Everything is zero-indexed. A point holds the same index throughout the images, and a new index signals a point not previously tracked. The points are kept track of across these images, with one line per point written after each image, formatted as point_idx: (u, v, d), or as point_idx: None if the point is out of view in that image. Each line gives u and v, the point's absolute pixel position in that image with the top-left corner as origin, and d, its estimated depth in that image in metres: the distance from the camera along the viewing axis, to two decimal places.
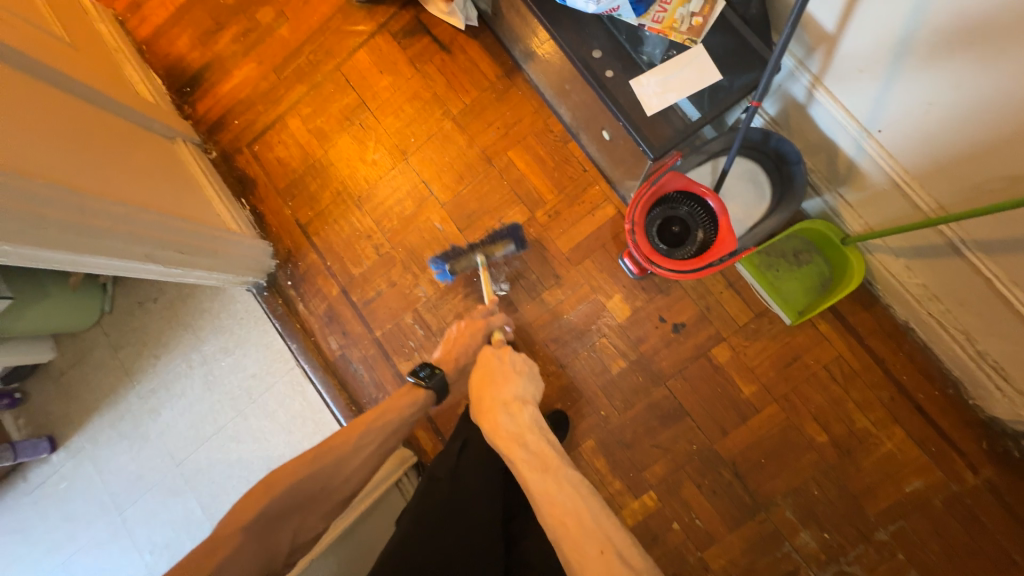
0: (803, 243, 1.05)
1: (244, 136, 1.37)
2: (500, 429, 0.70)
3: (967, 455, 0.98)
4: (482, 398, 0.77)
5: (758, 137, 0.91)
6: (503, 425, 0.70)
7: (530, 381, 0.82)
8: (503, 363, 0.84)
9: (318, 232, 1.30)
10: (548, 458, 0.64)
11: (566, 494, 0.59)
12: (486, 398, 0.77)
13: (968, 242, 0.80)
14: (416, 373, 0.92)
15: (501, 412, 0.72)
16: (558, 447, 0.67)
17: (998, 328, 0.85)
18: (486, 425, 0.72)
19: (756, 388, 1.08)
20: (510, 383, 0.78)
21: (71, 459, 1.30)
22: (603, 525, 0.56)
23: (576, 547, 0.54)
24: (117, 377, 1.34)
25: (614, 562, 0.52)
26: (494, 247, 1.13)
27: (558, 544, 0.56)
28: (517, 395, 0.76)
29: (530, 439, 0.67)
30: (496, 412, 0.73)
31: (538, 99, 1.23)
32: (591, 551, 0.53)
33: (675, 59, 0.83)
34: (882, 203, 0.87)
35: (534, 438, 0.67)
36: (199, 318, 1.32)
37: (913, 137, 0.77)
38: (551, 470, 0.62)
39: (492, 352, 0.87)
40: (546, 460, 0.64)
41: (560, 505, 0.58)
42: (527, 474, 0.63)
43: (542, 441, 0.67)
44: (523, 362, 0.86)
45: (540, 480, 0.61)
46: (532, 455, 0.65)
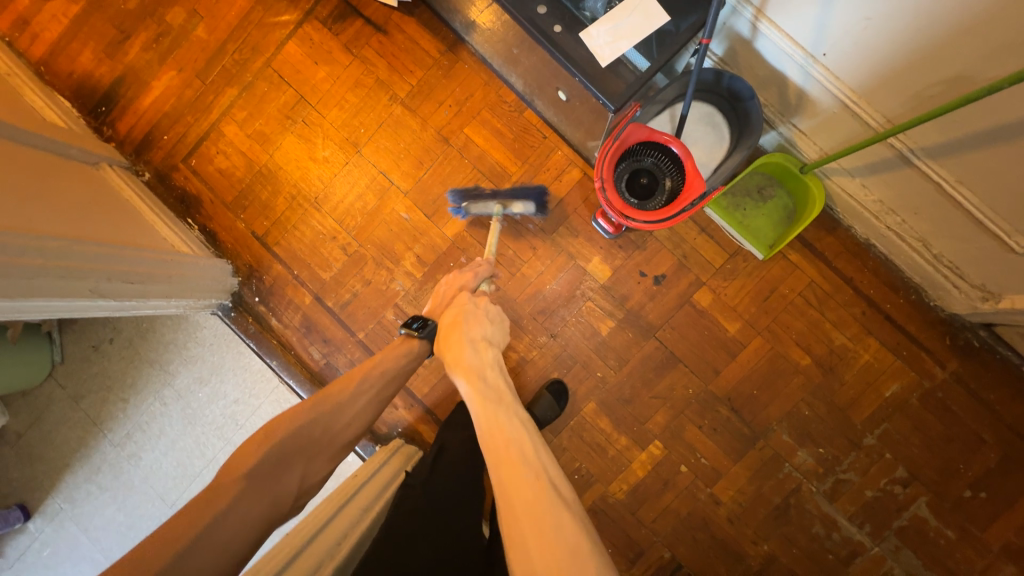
0: (764, 179, 1.08)
1: (177, 151, 1.27)
2: (461, 358, 0.69)
3: (935, 353, 1.06)
4: (449, 330, 0.75)
5: (710, 78, 0.92)
6: (465, 355, 0.69)
7: (500, 325, 0.79)
8: (478, 306, 0.80)
9: (279, 241, 1.23)
10: (502, 393, 0.64)
11: (512, 427, 0.58)
12: (452, 333, 0.74)
13: (917, 150, 0.84)
14: (406, 325, 0.89)
15: (467, 346, 0.71)
16: (513, 387, 0.67)
17: (950, 230, 0.91)
18: (448, 356, 0.71)
19: (740, 325, 1.11)
20: (479, 323, 0.76)
21: (50, 524, 1.22)
22: (543, 459, 0.55)
23: (512, 464, 0.54)
24: (84, 429, 1.24)
25: (547, 489, 0.52)
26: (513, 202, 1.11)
27: (493, 467, 0.55)
28: (483, 334, 0.74)
29: (490, 375, 0.66)
30: (462, 344, 0.71)
31: (486, 70, 1.18)
32: (526, 472, 0.53)
33: (621, 5, 0.82)
34: (833, 127, 0.90)
35: (493, 376, 0.67)
36: (164, 352, 1.24)
37: (855, 56, 0.79)
38: (504, 403, 0.62)
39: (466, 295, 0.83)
40: (501, 397, 0.63)
41: (504, 433, 0.57)
42: (479, 401, 0.62)
43: (499, 380, 0.66)
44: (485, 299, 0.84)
45: (489, 409, 0.61)
46: (489, 389, 0.64)
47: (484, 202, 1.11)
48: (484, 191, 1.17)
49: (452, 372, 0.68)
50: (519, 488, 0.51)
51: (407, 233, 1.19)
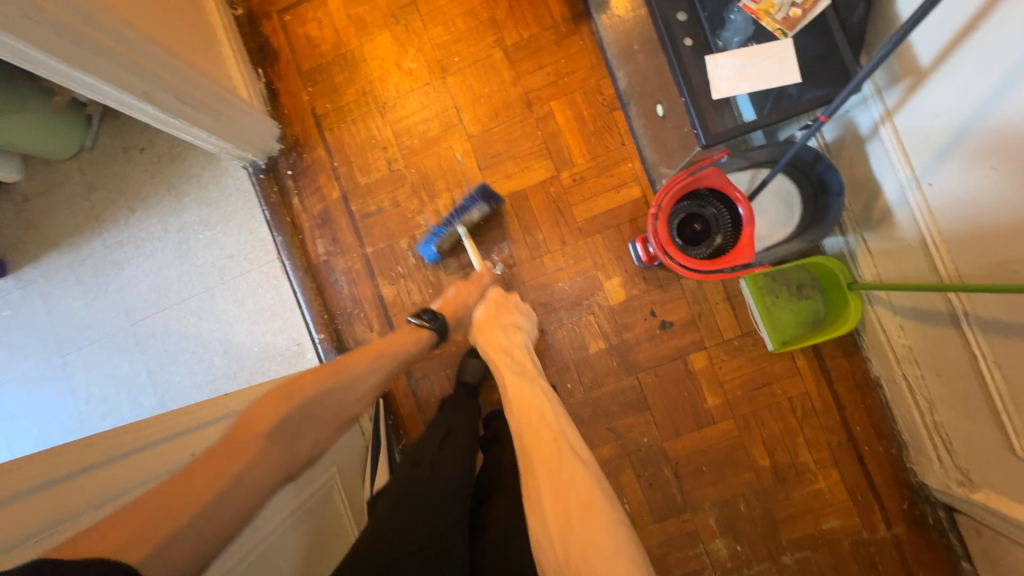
0: (809, 278, 1.05)
1: (277, 1, 1.25)
2: (493, 339, 0.85)
3: (887, 510, 1.04)
4: (484, 317, 0.89)
5: (808, 157, 0.88)
6: (497, 337, 0.84)
7: (529, 318, 0.96)
8: (508, 299, 0.95)
9: (332, 128, 1.22)
10: (528, 370, 0.78)
11: (535, 394, 0.71)
12: (488, 318, 0.89)
13: (970, 315, 0.79)
14: (417, 315, 0.90)
15: (499, 328, 0.87)
16: (537, 364, 0.83)
17: (961, 404, 0.87)
18: (484, 335, 0.86)
19: (719, 401, 1.10)
20: (512, 314, 0.91)
21: (21, 289, 1.25)
22: (560, 423, 0.66)
23: (533, 431, 0.64)
24: (85, 219, 1.26)
25: (563, 447, 0.61)
26: (466, 214, 1.10)
27: (518, 433, 0.66)
28: (514, 321, 0.90)
29: (517, 354, 0.82)
30: (495, 325, 0.87)
31: (597, 55, 1.14)
32: (546, 436, 0.63)
33: (760, 47, 0.78)
34: (901, 257, 0.87)
35: (520, 355, 0.82)
36: (185, 183, 1.24)
37: (958, 198, 0.74)
38: (529, 379, 0.76)
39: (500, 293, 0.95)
40: (527, 374, 0.76)
41: (529, 399, 0.70)
42: (508, 375, 0.77)
43: (524, 355, 0.82)
44: (528, 310, 0.98)
45: (517, 380, 0.75)
46: (516, 363, 0.80)
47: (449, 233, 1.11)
48: (541, 168, 1.15)
49: (485, 353, 0.84)
50: (540, 448, 0.61)
51: (453, 174, 1.18)
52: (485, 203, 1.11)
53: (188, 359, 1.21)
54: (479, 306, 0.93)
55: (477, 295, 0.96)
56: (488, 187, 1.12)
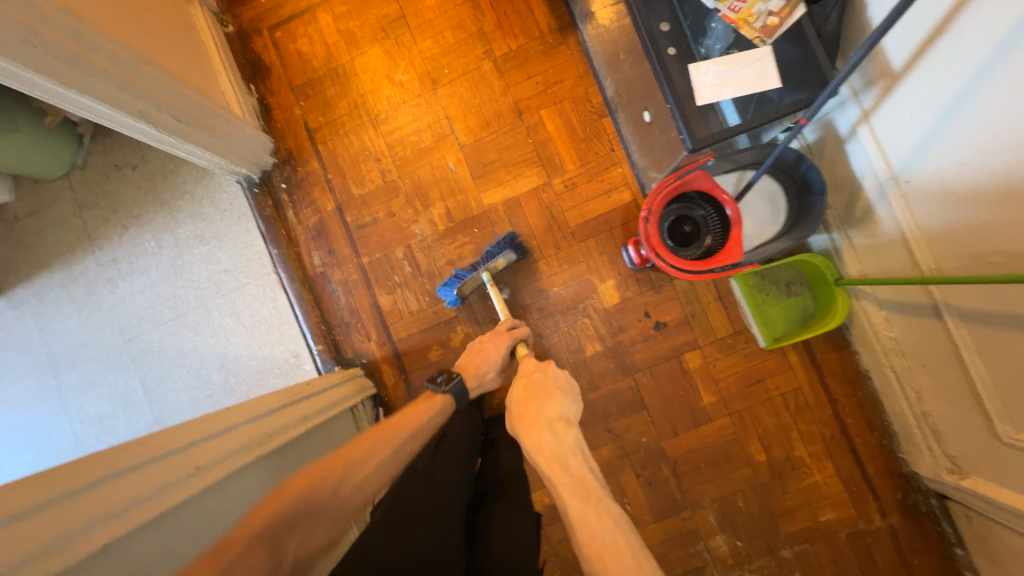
0: (797, 275, 1.08)
1: (267, 17, 1.27)
2: (541, 445, 0.67)
3: (880, 500, 1.07)
4: (523, 409, 0.72)
5: (791, 158, 0.91)
6: (547, 444, 0.66)
7: (574, 398, 0.77)
8: (546, 375, 0.78)
9: (326, 141, 1.23)
10: (590, 485, 0.61)
11: (606, 528, 0.56)
12: (529, 410, 0.72)
13: (951, 306, 0.82)
14: (434, 380, 0.91)
15: (546, 428, 0.69)
16: (598, 474, 0.65)
17: (947, 393, 0.90)
18: (528, 437, 0.68)
19: (715, 399, 1.12)
20: (555, 400, 0.73)
21: (11, 309, 1.24)
22: (639, 556, 0.53)
23: None
24: (77, 238, 1.25)
25: None
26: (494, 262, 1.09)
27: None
28: (560, 411, 0.72)
29: (573, 464, 0.64)
30: (538, 419, 0.70)
31: (584, 64, 1.17)
32: None
33: (740, 54, 0.81)
34: (884, 252, 0.89)
35: (577, 465, 0.64)
36: (179, 199, 1.24)
37: (934, 193, 0.77)
38: (595, 502, 0.59)
39: (534, 364, 0.81)
40: (586, 488, 0.61)
41: (600, 537, 0.55)
42: (567, 498, 0.60)
43: (582, 465, 0.64)
44: (568, 385, 0.78)
45: (579, 506, 0.59)
46: (575, 480, 0.62)
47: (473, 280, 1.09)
48: (533, 175, 1.17)
49: (535, 464, 0.66)
50: None
51: (446, 184, 1.19)
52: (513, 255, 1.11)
53: (184, 375, 1.20)
54: (516, 388, 0.77)
55: (500, 349, 0.95)
56: (516, 237, 1.14)
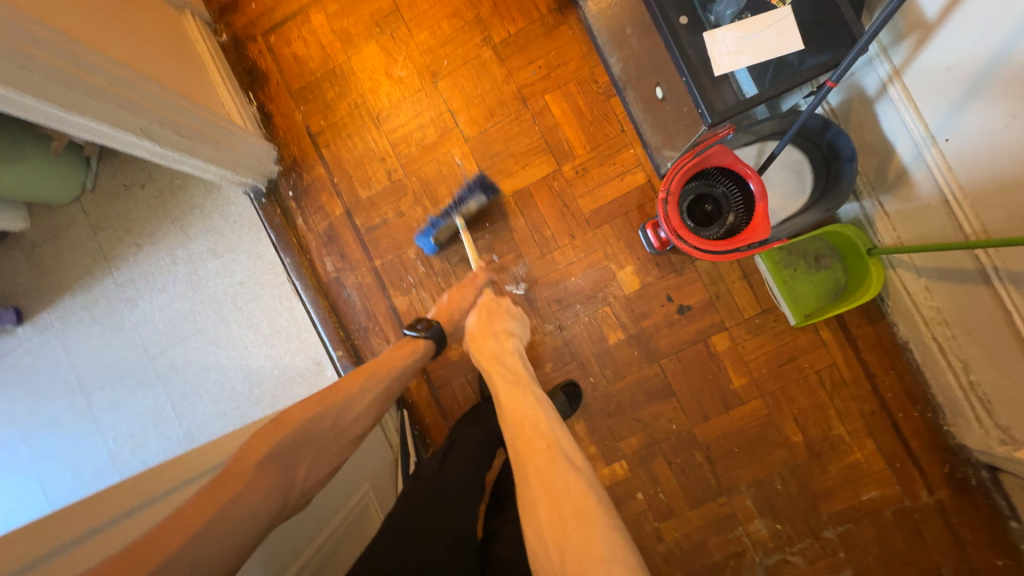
0: (826, 247, 1.03)
1: (260, 22, 1.24)
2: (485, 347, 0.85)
3: (927, 476, 1.03)
4: (476, 326, 0.89)
5: (816, 125, 0.86)
6: (489, 345, 0.84)
7: (520, 321, 0.94)
8: (500, 305, 0.95)
9: (329, 144, 1.22)
10: (520, 373, 0.77)
11: (529, 405, 0.69)
12: (479, 327, 0.89)
13: (1000, 271, 0.77)
14: (412, 326, 0.88)
15: (490, 337, 0.86)
16: (529, 369, 0.81)
17: (997, 362, 0.85)
18: (474, 344, 0.86)
19: (745, 381, 1.08)
20: (503, 319, 0.90)
21: (38, 334, 1.27)
22: (555, 430, 0.63)
23: (527, 443, 0.62)
24: (94, 260, 1.26)
25: (557, 454, 0.59)
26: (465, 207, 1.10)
27: (514, 441, 0.65)
28: (505, 326, 0.90)
29: (508, 360, 0.81)
30: (485, 333, 0.87)
31: (588, 43, 1.13)
32: (540, 444, 0.61)
33: (757, 17, 0.76)
34: (922, 218, 0.84)
35: (511, 360, 0.81)
36: (189, 214, 1.24)
37: (976, 152, 0.72)
38: (521, 383, 0.74)
39: (490, 296, 0.97)
40: (533, 420, 0.65)
41: (521, 409, 0.68)
42: (499, 382, 0.75)
43: (533, 404, 0.69)
44: (520, 312, 0.96)
45: (508, 389, 0.73)
46: (508, 371, 0.78)
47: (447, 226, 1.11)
48: (543, 163, 1.14)
49: (479, 363, 0.83)
50: (536, 457, 0.59)
51: (454, 179, 1.17)
52: (483, 195, 1.11)
53: (210, 389, 1.21)
54: (472, 314, 0.93)
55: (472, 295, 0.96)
56: (486, 178, 1.12)
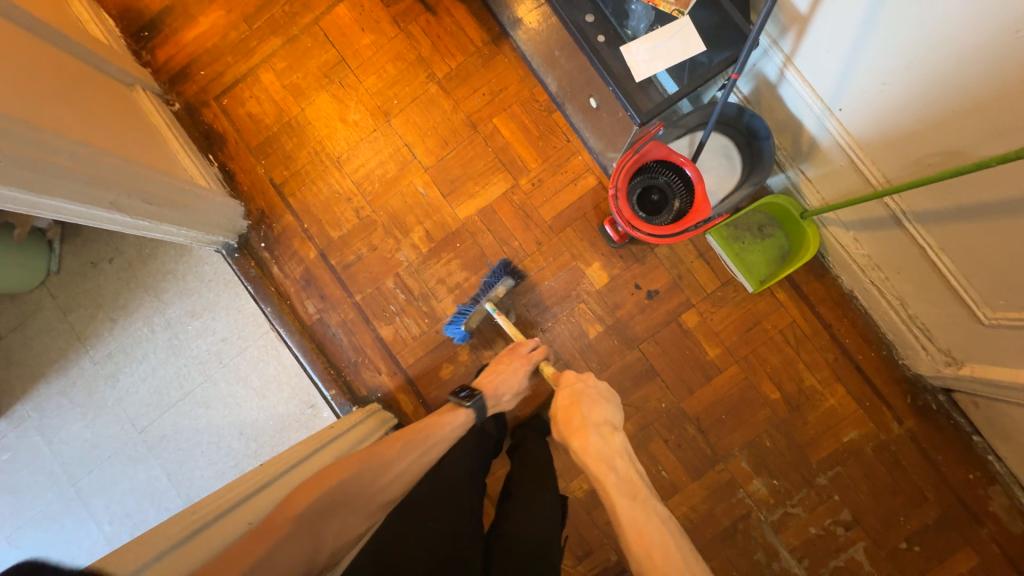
0: (766, 217, 1.14)
1: (211, 88, 1.29)
2: (592, 445, 0.74)
3: (895, 409, 1.12)
4: (568, 412, 0.80)
5: (733, 112, 0.97)
6: (593, 443, 0.74)
7: (615, 404, 0.83)
8: (588, 385, 0.84)
9: (294, 192, 1.26)
10: (637, 486, 0.68)
11: (654, 527, 0.62)
12: (576, 415, 0.79)
13: (908, 213, 0.88)
14: (456, 395, 0.92)
15: (592, 431, 0.76)
16: (645, 477, 0.71)
17: (926, 293, 0.96)
18: (574, 440, 0.76)
19: (720, 350, 1.16)
20: (600, 408, 0.79)
21: (14, 429, 1.23)
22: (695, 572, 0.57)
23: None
24: (68, 342, 1.25)
25: None
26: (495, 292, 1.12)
27: (641, 573, 0.58)
28: (606, 416, 0.79)
29: (620, 465, 0.71)
30: (583, 422, 0.77)
31: (524, 67, 1.23)
32: None
33: (663, 28, 0.87)
34: (837, 178, 0.96)
35: (623, 465, 0.71)
36: (162, 281, 1.25)
37: (866, 115, 0.84)
38: (640, 498, 0.66)
39: (575, 374, 0.88)
40: (660, 550, 0.59)
41: (649, 536, 0.61)
42: (617, 496, 0.67)
43: (660, 528, 0.62)
44: (610, 392, 0.85)
45: (629, 505, 0.65)
46: (623, 479, 0.69)
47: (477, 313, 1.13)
48: (501, 180, 1.22)
49: (584, 465, 0.73)
50: None
51: (420, 207, 1.23)
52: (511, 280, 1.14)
53: (205, 451, 1.20)
54: (561, 396, 0.84)
55: (519, 372, 0.95)
56: (510, 264, 1.17)
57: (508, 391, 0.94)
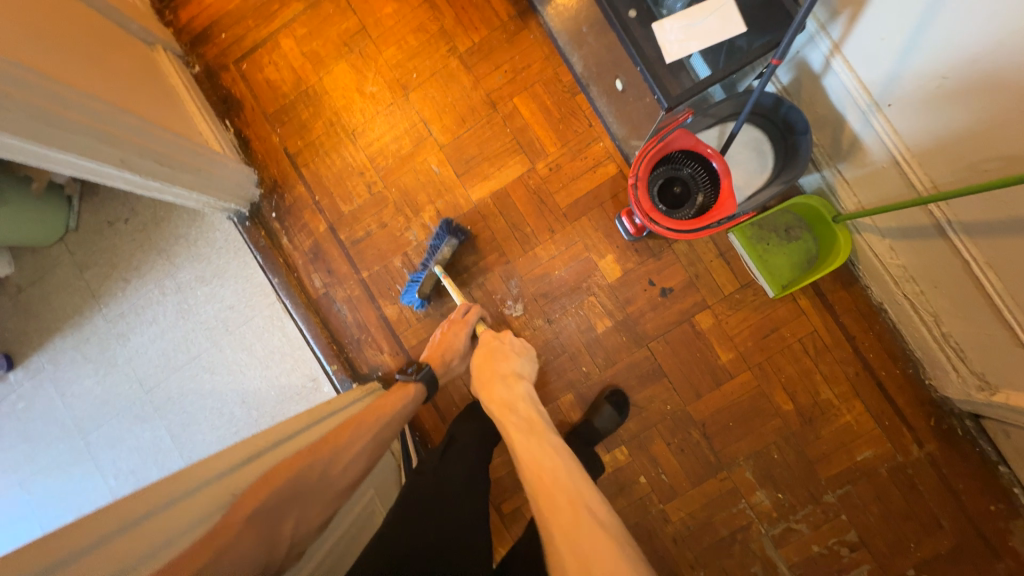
0: (794, 219, 1.08)
1: (231, 52, 1.28)
2: (496, 395, 0.87)
3: (916, 431, 1.06)
4: (482, 368, 0.93)
5: (769, 103, 0.90)
6: (499, 394, 0.87)
7: (527, 359, 0.99)
8: (503, 343, 0.98)
9: (308, 163, 1.24)
10: (535, 423, 0.81)
11: (546, 454, 0.74)
12: (487, 372, 0.92)
13: (954, 223, 0.81)
14: (405, 371, 0.98)
15: (499, 383, 0.89)
16: (543, 413, 0.85)
17: (964, 311, 0.89)
18: (485, 395, 0.88)
19: (733, 355, 1.11)
20: (508, 360, 0.94)
21: (30, 379, 1.26)
22: (579, 487, 0.68)
23: (552, 512, 0.64)
24: (83, 299, 1.27)
25: (581, 510, 0.64)
26: (440, 254, 1.11)
27: (538, 504, 0.67)
28: (513, 367, 0.94)
29: (521, 408, 0.84)
30: (493, 373, 0.91)
31: (550, 45, 1.17)
32: (562, 501, 0.65)
33: (699, 6, 0.80)
34: (877, 181, 0.89)
35: (524, 408, 0.84)
36: (174, 245, 1.25)
37: (918, 112, 0.77)
38: (536, 431, 0.79)
39: (492, 336, 1.01)
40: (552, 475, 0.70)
41: (541, 462, 0.73)
42: (515, 434, 0.79)
43: (551, 454, 0.74)
44: (524, 348, 1.01)
45: (525, 440, 0.77)
46: (522, 420, 0.82)
47: (427, 279, 1.13)
48: (517, 163, 1.17)
49: (492, 411, 0.86)
50: (562, 520, 0.63)
51: (433, 186, 1.20)
52: (454, 239, 1.12)
53: (208, 416, 1.21)
54: (478, 353, 0.97)
55: (460, 337, 1.04)
56: (451, 221, 1.14)
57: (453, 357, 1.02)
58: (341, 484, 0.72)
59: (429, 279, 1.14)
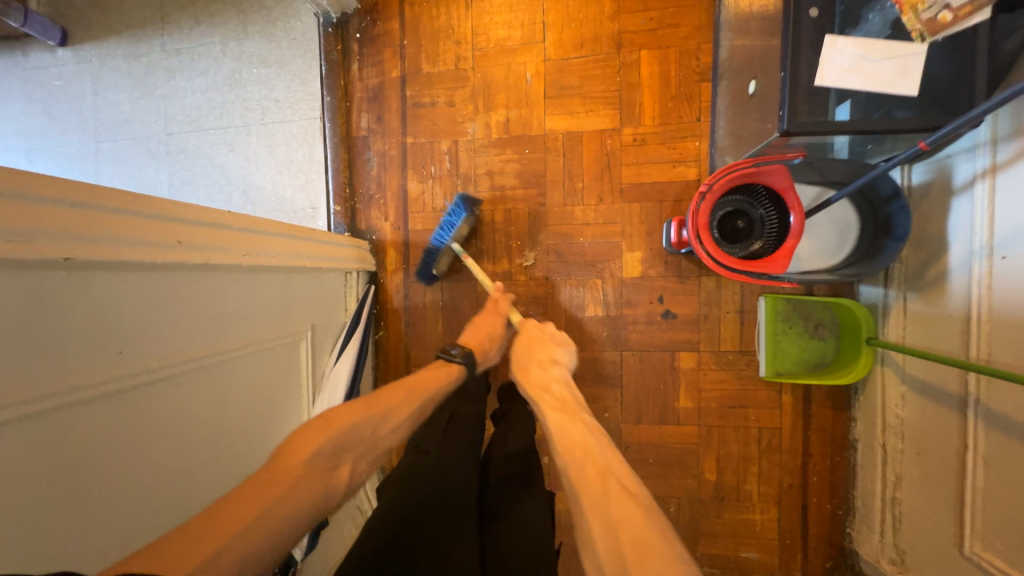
0: (830, 319, 1.01)
1: None
2: (530, 378, 0.80)
3: (807, 563, 1.05)
4: (523, 354, 0.86)
5: (886, 192, 0.81)
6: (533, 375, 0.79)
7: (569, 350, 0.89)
8: (542, 332, 0.91)
9: (414, 4, 1.16)
10: (570, 404, 0.70)
11: (578, 429, 0.63)
12: (523, 355, 0.86)
13: (980, 405, 0.73)
14: (446, 350, 0.91)
15: (534, 367, 0.82)
16: (580, 400, 0.74)
17: (928, 490, 0.83)
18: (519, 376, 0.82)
19: (691, 406, 1.08)
20: (546, 348, 0.86)
21: (76, 64, 1.27)
22: (607, 456, 0.58)
23: (578, 464, 0.57)
24: (152, 17, 1.24)
25: (611, 480, 0.53)
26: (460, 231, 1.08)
27: (564, 469, 0.58)
28: (550, 355, 0.85)
29: (556, 388, 0.75)
30: (527, 354, 0.86)
31: (710, 16, 1.04)
32: (590, 470, 0.55)
33: (887, 43, 0.66)
34: (937, 326, 0.81)
35: (560, 390, 0.74)
36: (255, 12, 1.20)
37: (1022, 278, 0.66)
38: (570, 411, 0.68)
39: (532, 323, 0.95)
40: (584, 446, 0.59)
41: (573, 434, 0.62)
42: (547, 412, 0.69)
43: (584, 431, 0.63)
44: (564, 342, 0.90)
45: (557, 416, 0.67)
46: (556, 398, 0.73)
47: (444, 258, 1.11)
48: (606, 117, 1.09)
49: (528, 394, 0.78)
50: (588, 481, 0.54)
51: (516, 93, 1.12)
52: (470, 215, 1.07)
53: (207, 186, 1.23)
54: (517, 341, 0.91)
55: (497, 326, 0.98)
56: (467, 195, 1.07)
57: (494, 343, 0.96)
58: (385, 444, 0.68)
59: (446, 259, 1.11)
